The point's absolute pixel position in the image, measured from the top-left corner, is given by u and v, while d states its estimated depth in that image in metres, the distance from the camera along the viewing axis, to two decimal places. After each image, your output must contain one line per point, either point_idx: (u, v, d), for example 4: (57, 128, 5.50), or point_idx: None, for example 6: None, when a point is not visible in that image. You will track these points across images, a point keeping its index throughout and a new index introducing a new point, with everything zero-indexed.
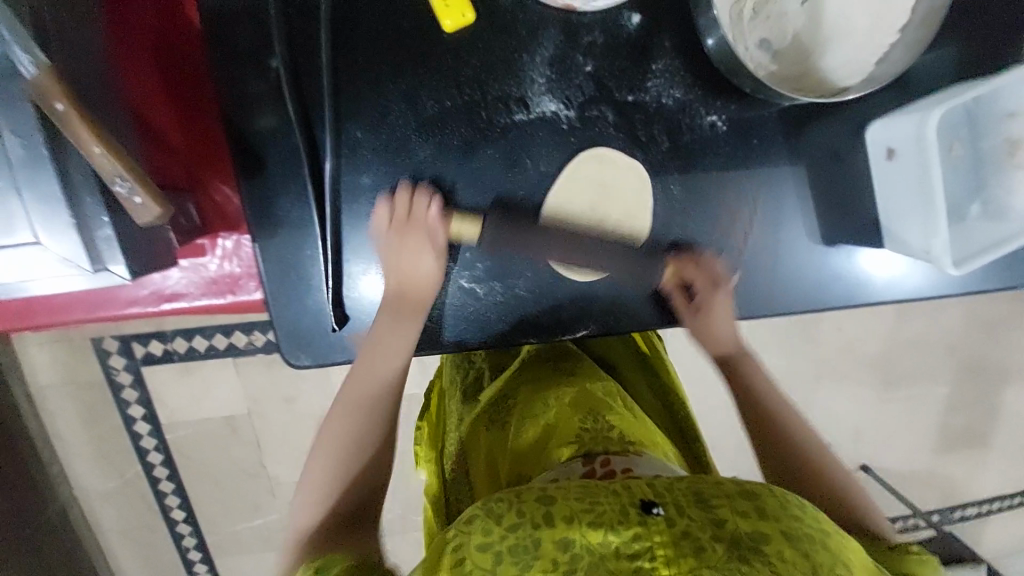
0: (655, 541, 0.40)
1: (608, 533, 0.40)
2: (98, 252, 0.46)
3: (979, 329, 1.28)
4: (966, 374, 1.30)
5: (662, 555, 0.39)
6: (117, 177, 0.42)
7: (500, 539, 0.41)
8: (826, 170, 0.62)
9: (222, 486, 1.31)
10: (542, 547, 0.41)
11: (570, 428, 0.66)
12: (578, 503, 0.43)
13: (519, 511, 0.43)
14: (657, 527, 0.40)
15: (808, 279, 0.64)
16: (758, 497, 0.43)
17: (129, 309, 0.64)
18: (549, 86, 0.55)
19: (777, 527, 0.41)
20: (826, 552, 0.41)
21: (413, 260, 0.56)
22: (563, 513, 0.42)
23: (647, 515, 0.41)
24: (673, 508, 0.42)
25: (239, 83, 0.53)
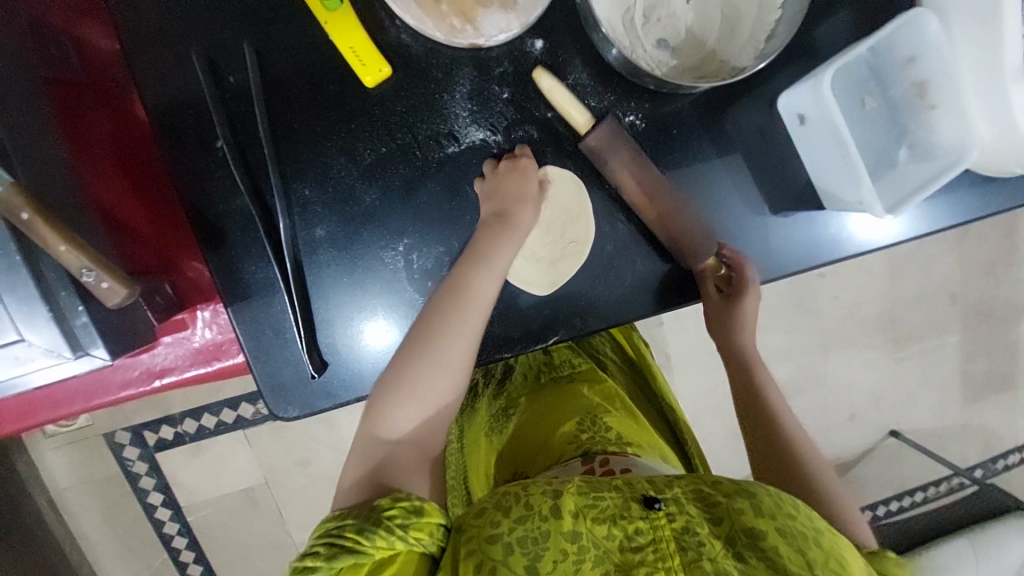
0: (659, 535, 0.45)
1: (612, 528, 0.46)
2: (78, 340, 0.49)
3: (970, 272, 1.27)
4: (968, 318, 1.29)
5: (665, 547, 0.45)
6: (84, 269, 0.46)
7: (509, 529, 0.46)
8: (752, 146, 0.65)
9: (250, 561, 1.30)
10: (552, 538, 0.46)
11: (567, 432, 0.69)
12: (585, 500, 0.48)
13: (528, 505, 0.48)
14: (661, 520, 0.46)
15: (760, 249, 0.66)
16: (754, 496, 0.48)
17: (123, 391, 0.67)
18: (473, 117, 0.60)
19: (772, 525, 0.46)
20: (818, 549, 0.46)
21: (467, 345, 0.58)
22: (572, 508, 0.47)
23: (650, 510, 0.47)
24: (674, 504, 0.48)
25: (193, 168, 0.58)
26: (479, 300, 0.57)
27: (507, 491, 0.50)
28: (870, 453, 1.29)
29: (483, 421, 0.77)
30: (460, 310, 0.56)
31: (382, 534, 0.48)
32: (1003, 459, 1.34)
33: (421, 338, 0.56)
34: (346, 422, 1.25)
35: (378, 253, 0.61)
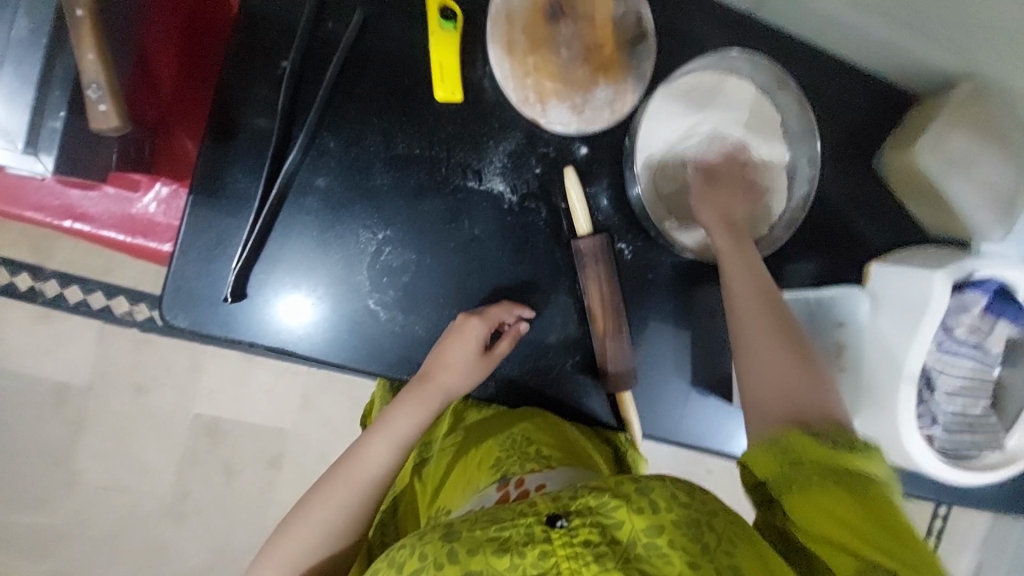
0: (559, 557, 0.40)
1: (514, 558, 0.40)
2: (36, 139, 0.48)
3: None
4: None
5: (567, 568, 0.40)
6: (94, 83, 0.46)
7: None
8: (702, 322, 0.73)
9: (10, 464, 1.10)
10: None
11: (490, 458, 0.65)
12: (482, 533, 0.42)
13: (421, 555, 0.42)
14: (561, 540, 0.41)
15: (670, 408, 0.73)
16: (637, 480, 0.46)
17: (28, 213, 0.62)
18: (502, 171, 0.66)
19: (669, 518, 0.43)
20: (711, 532, 0.43)
21: (402, 418, 0.61)
22: (468, 545, 0.41)
23: (551, 529, 0.41)
24: (577, 517, 0.42)
25: (246, 65, 0.61)
26: (364, 469, 0.60)
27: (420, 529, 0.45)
28: None
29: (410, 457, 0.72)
30: (346, 484, 0.60)
31: None
32: None
33: (307, 506, 0.60)
34: (212, 369, 1.15)
35: (357, 230, 0.63)
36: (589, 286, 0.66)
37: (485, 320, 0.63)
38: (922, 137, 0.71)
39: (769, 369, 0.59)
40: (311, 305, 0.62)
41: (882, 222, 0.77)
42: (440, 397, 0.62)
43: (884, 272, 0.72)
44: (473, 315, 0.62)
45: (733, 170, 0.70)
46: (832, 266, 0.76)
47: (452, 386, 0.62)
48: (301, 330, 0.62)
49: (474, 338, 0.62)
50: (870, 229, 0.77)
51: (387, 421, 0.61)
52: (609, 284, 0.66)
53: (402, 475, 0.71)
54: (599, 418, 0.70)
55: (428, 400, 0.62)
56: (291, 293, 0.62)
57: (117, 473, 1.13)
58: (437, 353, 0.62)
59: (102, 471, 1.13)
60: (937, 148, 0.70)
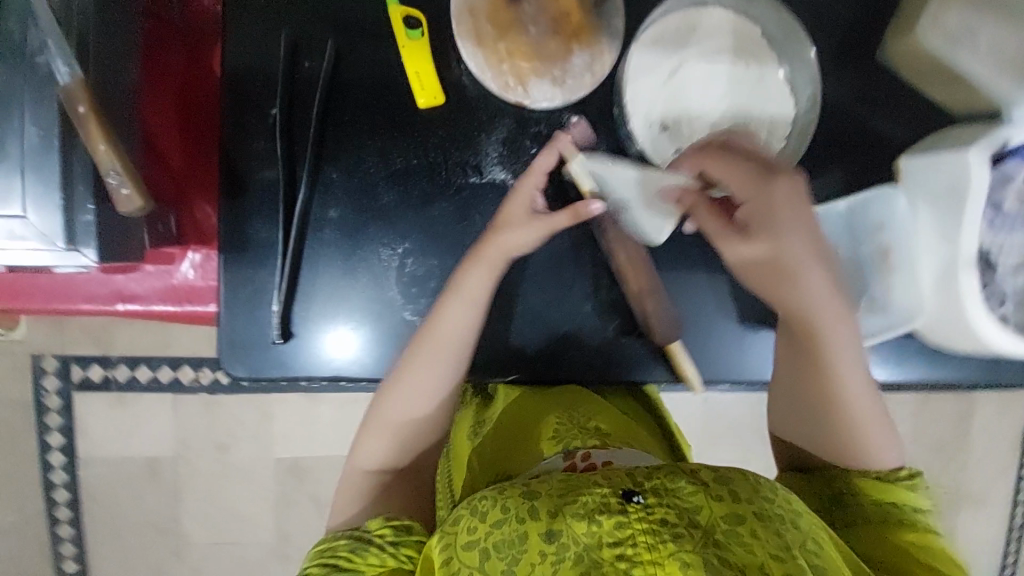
0: (637, 528, 0.43)
1: (591, 525, 0.43)
2: (75, 236, 0.52)
3: (924, 447, 1.27)
4: None
5: (644, 542, 0.42)
6: (112, 170, 0.50)
7: (492, 536, 0.46)
8: (732, 260, 0.72)
9: (127, 539, 1.20)
10: (529, 540, 0.44)
11: (550, 430, 0.70)
12: (560, 496, 0.46)
13: (504, 508, 0.47)
14: (637, 513, 0.43)
15: (722, 350, 0.72)
16: (727, 480, 0.47)
17: (83, 304, 0.68)
18: (500, 160, 0.67)
19: (749, 509, 0.45)
20: (796, 532, 0.45)
21: (453, 316, 0.61)
22: (548, 507, 0.46)
23: (627, 502, 0.44)
24: (652, 495, 0.45)
25: (241, 122, 0.64)
26: (388, 414, 0.64)
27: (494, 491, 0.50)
28: None
29: (462, 430, 0.75)
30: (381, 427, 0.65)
31: (375, 552, 0.56)
32: None
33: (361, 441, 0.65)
34: (279, 415, 1.21)
35: (377, 250, 0.65)
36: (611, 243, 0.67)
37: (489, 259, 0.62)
38: (922, 18, 0.67)
39: (784, 407, 0.69)
40: (354, 329, 0.65)
41: (900, 114, 0.73)
42: (448, 346, 0.62)
43: (914, 164, 0.68)
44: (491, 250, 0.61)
45: (754, 214, 0.63)
46: (854, 173, 0.73)
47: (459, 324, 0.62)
48: (352, 355, 0.65)
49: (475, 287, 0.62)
50: (887, 124, 0.73)
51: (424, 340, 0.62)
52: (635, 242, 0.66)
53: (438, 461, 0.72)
54: (653, 377, 0.70)
55: (437, 348, 0.62)
56: (331, 322, 0.65)
57: (220, 527, 1.21)
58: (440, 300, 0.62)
59: (205, 528, 1.21)
60: (937, 27, 0.66)
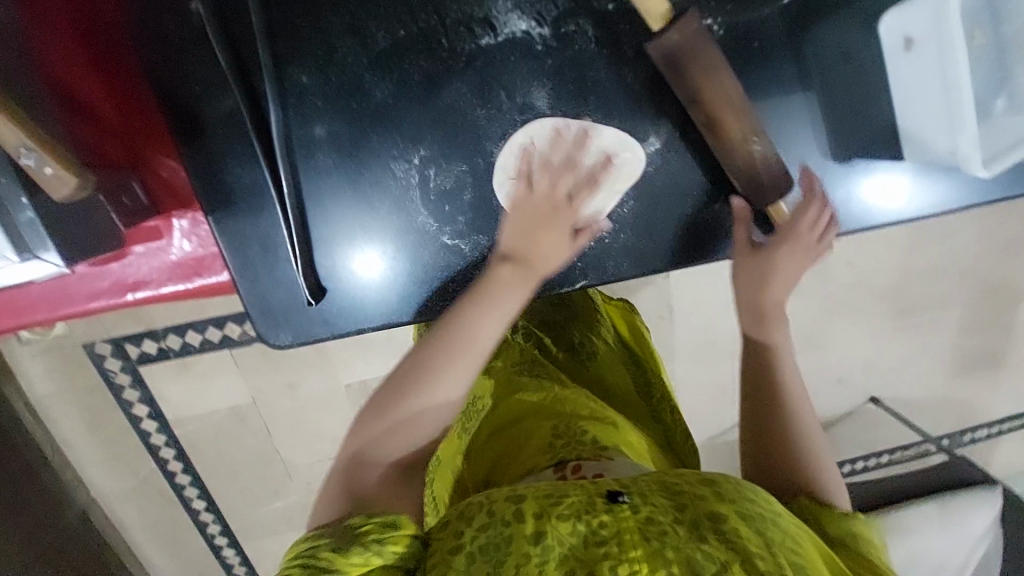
0: (624, 529, 0.36)
1: (579, 524, 0.36)
2: (24, 241, 0.41)
3: (991, 252, 1.15)
4: (976, 299, 1.20)
5: (630, 540, 0.35)
6: (21, 148, 0.37)
7: (472, 539, 0.37)
8: (837, 74, 0.55)
9: (239, 475, 1.32)
10: (513, 544, 0.36)
11: (545, 440, 0.57)
12: (547, 495, 0.39)
13: (488, 511, 0.38)
14: (625, 513, 0.37)
15: (827, 201, 0.56)
16: (715, 484, 0.41)
17: (91, 305, 0.59)
18: (515, 1, 0.49)
19: (731, 508, 0.38)
20: (777, 530, 0.38)
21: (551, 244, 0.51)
22: (533, 508, 0.37)
23: (614, 502, 0.38)
24: (639, 496, 0.39)
25: (168, 29, 0.47)
26: (481, 347, 0.49)
27: (469, 500, 0.41)
28: (849, 417, 1.26)
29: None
30: (450, 351, 0.48)
31: (358, 552, 0.39)
32: (973, 433, 1.32)
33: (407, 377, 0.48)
34: (333, 351, 1.20)
35: (390, 165, 0.51)
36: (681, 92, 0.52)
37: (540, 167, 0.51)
38: None
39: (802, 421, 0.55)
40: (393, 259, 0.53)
41: None
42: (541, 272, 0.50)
43: None
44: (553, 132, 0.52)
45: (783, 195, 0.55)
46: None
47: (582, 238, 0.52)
48: (394, 300, 0.54)
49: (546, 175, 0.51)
50: None
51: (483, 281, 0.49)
52: (723, 73, 0.49)
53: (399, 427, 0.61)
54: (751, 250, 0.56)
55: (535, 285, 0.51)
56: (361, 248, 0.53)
57: (316, 450, 1.31)
58: (530, 231, 0.50)
59: (305, 455, 1.31)
60: None
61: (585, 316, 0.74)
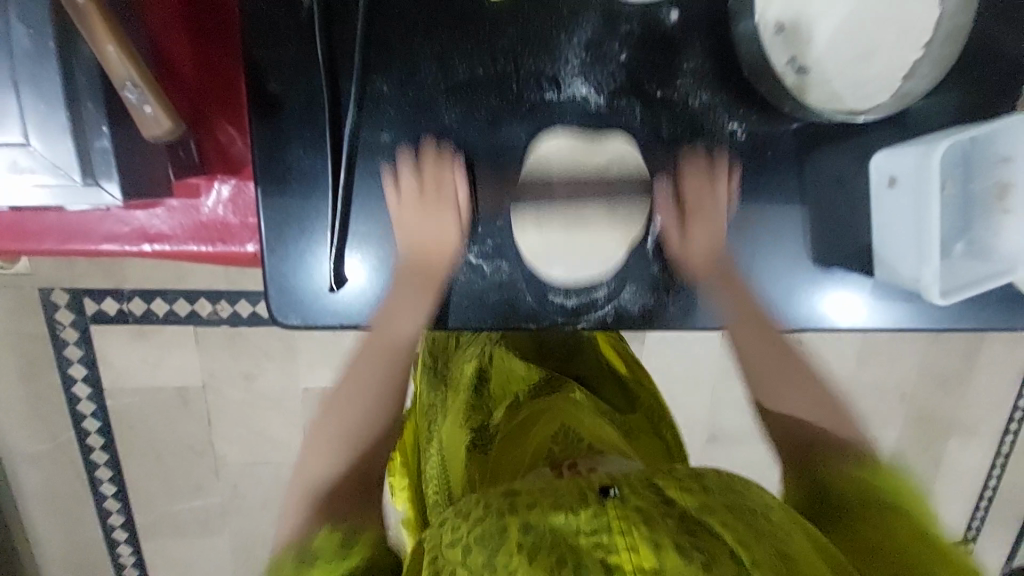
0: (613, 519, 0.39)
1: (568, 515, 0.40)
2: (91, 166, 0.42)
3: (927, 381, 1.29)
4: (910, 421, 1.31)
5: (619, 531, 0.39)
6: (129, 83, 0.41)
7: (467, 533, 0.41)
8: (828, 195, 0.63)
9: (163, 462, 1.23)
10: (506, 534, 0.40)
11: (542, 445, 0.61)
12: (539, 492, 0.43)
13: (483, 505, 0.42)
14: (614, 506, 0.40)
15: (802, 296, 0.65)
16: (703, 479, 0.45)
17: (105, 245, 0.59)
18: (582, 70, 0.56)
19: (718, 501, 0.43)
20: (767, 521, 0.42)
21: (438, 228, 0.57)
22: (523, 502, 0.42)
23: (604, 497, 0.41)
24: (629, 489, 0.42)
25: (266, 16, 0.51)
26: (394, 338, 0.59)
27: (472, 496, 0.46)
28: None
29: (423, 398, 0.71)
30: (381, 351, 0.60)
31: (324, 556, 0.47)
32: None
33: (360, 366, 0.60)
34: (305, 350, 1.18)
35: (439, 181, 0.56)
36: (685, 171, 0.60)
37: (424, 171, 0.55)
38: None
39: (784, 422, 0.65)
40: (372, 272, 0.57)
41: None
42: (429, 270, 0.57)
43: None
44: (455, 160, 0.56)
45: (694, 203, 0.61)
46: (969, 94, 0.63)
47: (469, 208, 0.57)
48: (382, 308, 0.58)
49: (452, 200, 0.56)
50: (1020, 30, 0.63)
51: (421, 228, 0.57)
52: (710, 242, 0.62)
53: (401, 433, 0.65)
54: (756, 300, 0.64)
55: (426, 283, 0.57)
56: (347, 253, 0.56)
57: (254, 451, 1.23)
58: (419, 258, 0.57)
59: (240, 454, 1.24)
60: None
61: (583, 350, 0.81)
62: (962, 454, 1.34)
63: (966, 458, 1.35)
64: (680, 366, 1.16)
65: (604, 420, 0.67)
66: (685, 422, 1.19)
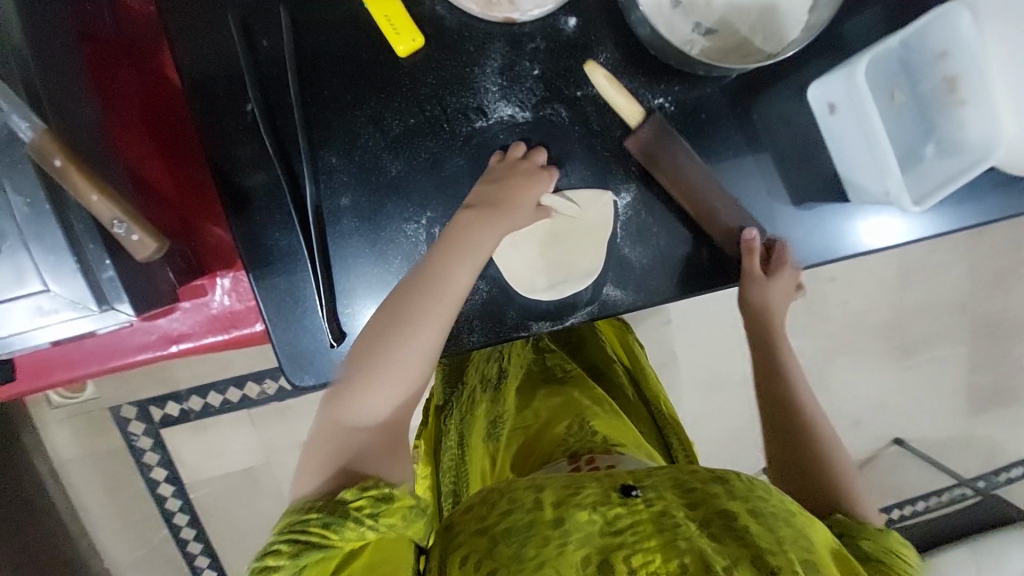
0: (639, 517, 0.43)
1: (594, 512, 0.44)
2: (104, 295, 0.50)
3: (975, 286, 1.22)
4: (969, 331, 1.24)
5: (646, 528, 0.42)
6: (115, 220, 0.48)
7: (495, 522, 0.46)
8: (778, 136, 0.65)
9: (250, 541, 1.31)
10: (535, 527, 0.44)
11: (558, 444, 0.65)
12: (565, 490, 0.47)
13: (510, 499, 0.47)
14: (640, 504, 0.44)
15: (785, 238, 0.65)
16: (727, 481, 0.48)
17: (140, 355, 0.67)
18: (503, 93, 0.60)
19: (746, 507, 0.45)
20: (789, 527, 0.44)
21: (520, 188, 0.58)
22: (552, 499, 0.46)
23: (628, 496, 0.45)
24: (653, 491, 0.46)
25: (223, 128, 0.59)
26: (449, 290, 0.54)
27: (496, 489, 0.50)
28: (870, 462, 1.25)
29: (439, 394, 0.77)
30: (427, 303, 0.53)
31: (350, 526, 0.47)
32: (1007, 474, 1.29)
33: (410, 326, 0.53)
34: None
35: (401, 226, 0.61)
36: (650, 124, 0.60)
37: (383, 194, 0.60)
38: None
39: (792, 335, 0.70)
40: (366, 321, 0.62)
41: None
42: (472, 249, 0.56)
43: None
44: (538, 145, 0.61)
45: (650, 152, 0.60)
46: (888, 6, 0.64)
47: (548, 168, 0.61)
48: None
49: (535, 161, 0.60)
50: None
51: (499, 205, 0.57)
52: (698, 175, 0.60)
53: (433, 405, 0.77)
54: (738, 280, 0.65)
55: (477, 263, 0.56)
56: (338, 311, 0.62)
57: None
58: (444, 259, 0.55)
59: None
60: None
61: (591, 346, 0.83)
62: None
63: None
64: (710, 336, 1.15)
65: (608, 408, 0.70)
66: (731, 389, 1.18)
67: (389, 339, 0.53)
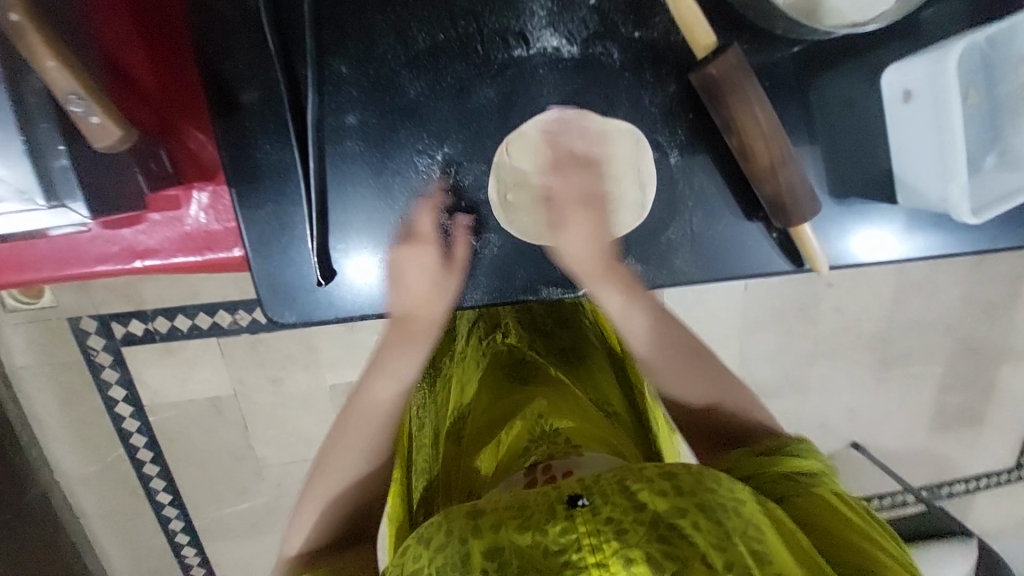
0: (580, 533, 0.38)
1: (535, 534, 0.38)
2: (54, 189, 0.44)
3: (972, 309, 1.21)
4: (955, 353, 1.24)
5: (587, 543, 0.38)
6: (72, 95, 0.40)
7: (430, 562, 0.40)
8: (840, 120, 0.58)
9: (209, 470, 1.28)
10: (471, 562, 0.38)
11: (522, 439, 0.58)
12: (505, 510, 0.40)
13: (448, 530, 0.40)
14: (582, 517, 0.38)
15: (826, 232, 0.60)
16: (675, 474, 0.42)
17: (100, 266, 0.60)
18: (550, 19, 0.52)
19: (693, 501, 0.40)
20: (738, 518, 0.40)
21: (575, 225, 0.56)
22: (491, 523, 0.40)
23: (573, 508, 0.39)
24: (599, 496, 0.40)
25: (213, 9, 0.49)
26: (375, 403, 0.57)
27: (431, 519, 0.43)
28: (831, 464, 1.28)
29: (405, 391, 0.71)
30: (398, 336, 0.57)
31: None
32: (951, 489, 1.34)
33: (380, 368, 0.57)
34: (326, 348, 1.20)
35: (414, 158, 0.54)
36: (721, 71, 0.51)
37: (398, 118, 0.53)
38: None
39: None
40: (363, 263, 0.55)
41: None
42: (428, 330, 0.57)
43: None
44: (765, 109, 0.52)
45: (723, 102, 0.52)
46: None
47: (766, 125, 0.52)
48: (374, 297, 0.56)
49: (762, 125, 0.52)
50: None
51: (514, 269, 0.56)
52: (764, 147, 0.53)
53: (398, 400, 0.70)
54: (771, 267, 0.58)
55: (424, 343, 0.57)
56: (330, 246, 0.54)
57: (293, 450, 1.27)
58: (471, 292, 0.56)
59: (280, 454, 1.28)
60: None
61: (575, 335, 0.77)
62: (1013, 380, 1.28)
63: (1017, 384, 1.28)
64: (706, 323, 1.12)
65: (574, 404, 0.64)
66: None
67: (372, 378, 0.57)
